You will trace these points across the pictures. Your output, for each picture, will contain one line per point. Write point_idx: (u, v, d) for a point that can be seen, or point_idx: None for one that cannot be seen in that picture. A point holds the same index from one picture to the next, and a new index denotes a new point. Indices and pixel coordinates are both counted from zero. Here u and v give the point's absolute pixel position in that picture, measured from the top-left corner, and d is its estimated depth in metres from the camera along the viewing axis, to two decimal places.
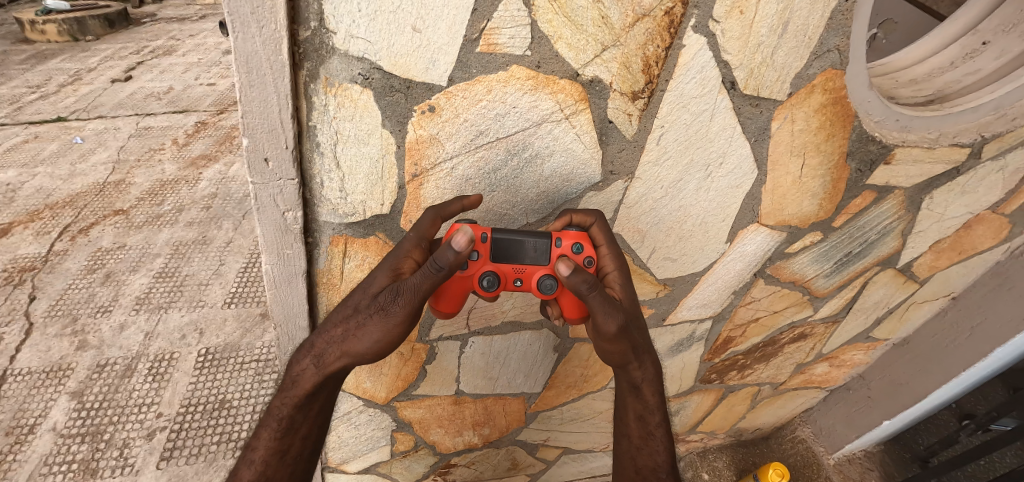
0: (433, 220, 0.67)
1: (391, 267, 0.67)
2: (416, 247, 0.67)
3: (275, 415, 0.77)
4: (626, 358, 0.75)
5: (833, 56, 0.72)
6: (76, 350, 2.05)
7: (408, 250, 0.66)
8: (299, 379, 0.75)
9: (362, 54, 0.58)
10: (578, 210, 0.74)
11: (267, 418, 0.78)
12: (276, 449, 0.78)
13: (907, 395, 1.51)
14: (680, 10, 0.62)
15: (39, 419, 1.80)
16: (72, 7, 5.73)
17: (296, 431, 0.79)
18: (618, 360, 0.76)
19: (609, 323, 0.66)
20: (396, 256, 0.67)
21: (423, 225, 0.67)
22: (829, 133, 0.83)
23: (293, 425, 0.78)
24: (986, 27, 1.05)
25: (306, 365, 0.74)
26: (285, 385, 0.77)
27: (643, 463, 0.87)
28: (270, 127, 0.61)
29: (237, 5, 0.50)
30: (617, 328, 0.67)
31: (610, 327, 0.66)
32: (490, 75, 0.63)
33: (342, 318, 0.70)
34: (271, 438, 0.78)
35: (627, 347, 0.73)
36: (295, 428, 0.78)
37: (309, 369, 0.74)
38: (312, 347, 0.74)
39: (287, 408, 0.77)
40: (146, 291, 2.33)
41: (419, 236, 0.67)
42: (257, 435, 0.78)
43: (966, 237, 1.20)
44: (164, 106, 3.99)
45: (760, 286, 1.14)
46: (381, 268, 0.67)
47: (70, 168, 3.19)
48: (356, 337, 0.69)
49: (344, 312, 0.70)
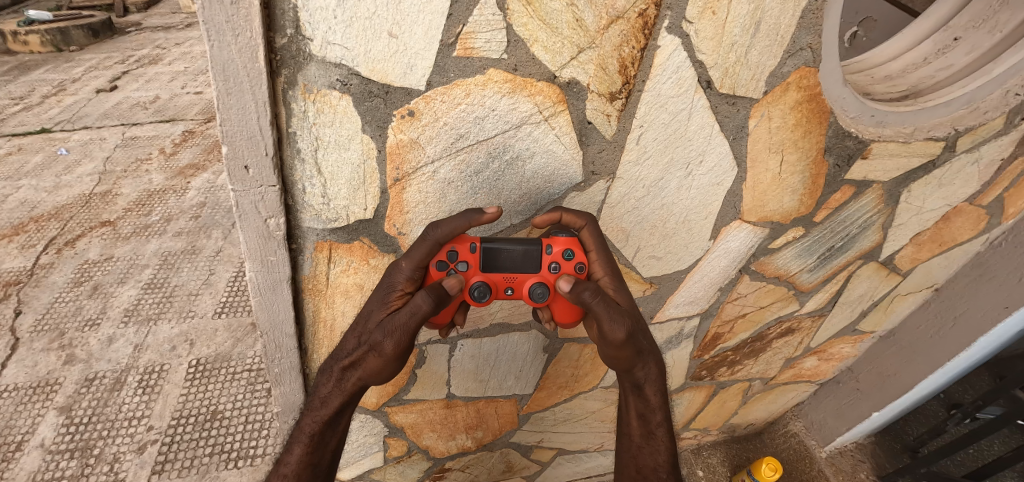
0: (430, 246, 0.65)
1: (384, 298, 0.67)
2: (410, 280, 0.66)
3: (306, 431, 0.79)
4: (632, 362, 0.75)
5: (806, 55, 0.73)
6: (63, 364, 2.02)
7: (401, 283, 0.66)
8: (328, 398, 0.76)
9: (339, 60, 0.58)
10: (569, 212, 0.74)
11: (297, 435, 0.79)
12: (309, 463, 0.79)
13: (895, 386, 1.53)
14: (653, 12, 0.63)
15: (26, 436, 1.77)
16: (54, 18, 5.66)
17: (323, 444, 0.80)
18: (625, 365, 0.75)
19: (616, 331, 0.65)
20: (388, 288, 0.67)
21: (415, 254, 0.65)
22: (806, 130, 0.85)
23: (323, 441, 0.79)
24: (958, 22, 1.08)
25: (329, 388, 0.75)
26: (314, 403, 0.79)
27: (644, 462, 0.86)
28: (249, 134, 0.61)
29: (213, 13, 0.50)
30: (626, 335, 0.66)
31: (618, 334, 0.65)
32: (468, 79, 0.64)
33: (349, 348, 0.72)
34: (305, 452, 0.78)
35: (632, 354, 0.72)
36: (325, 442, 0.80)
37: (333, 389, 0.75)
38: (330, 373, 0.75)
39: (317, 424, 0.78)
40: (134, 303, 2.30)
41: (411, 267, 0.66)
42: (289, 451, 0.79)
43: (945, 229, 1.23)
44: (151, 116, 3.96)
45: (745, 282, 1.15)
46: (376, 301, 0.68)
47: (55, 180, 3.14)
48: (363, 368, 0.70)
49: (351, 342, 0.72)
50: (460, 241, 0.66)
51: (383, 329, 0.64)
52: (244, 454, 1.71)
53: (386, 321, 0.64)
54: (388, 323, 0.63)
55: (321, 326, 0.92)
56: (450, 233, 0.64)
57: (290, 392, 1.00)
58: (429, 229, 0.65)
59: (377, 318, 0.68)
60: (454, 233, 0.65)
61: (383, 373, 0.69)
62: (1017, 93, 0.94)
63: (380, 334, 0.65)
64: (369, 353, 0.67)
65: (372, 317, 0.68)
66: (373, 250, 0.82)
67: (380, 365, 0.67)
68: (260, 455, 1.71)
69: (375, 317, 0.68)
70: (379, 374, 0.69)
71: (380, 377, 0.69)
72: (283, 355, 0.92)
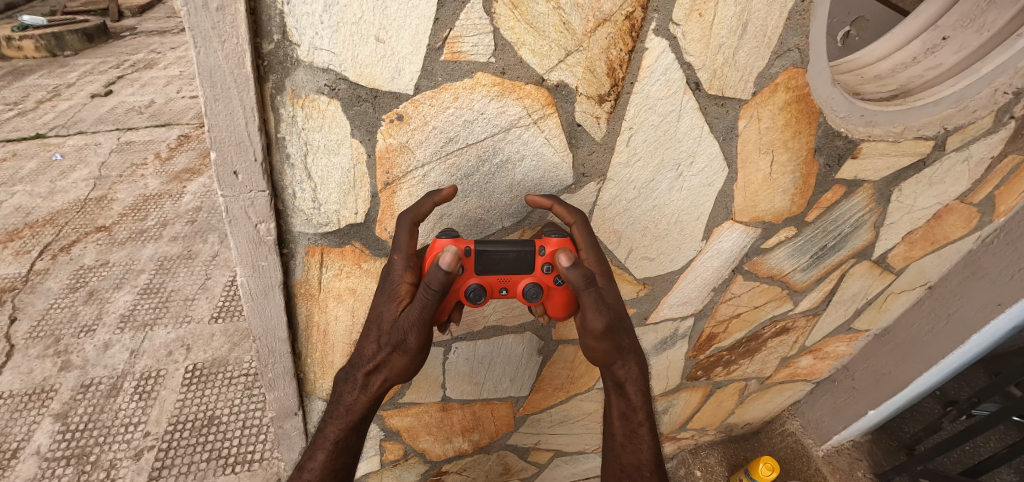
0: (410, 230, 0.67)
1: (392, 296, 0.67)
2: (409, 271, 0.67)
3: (329, 437, 0.78)
4: (610, 357, 0.76)
5: (794, 55, 0.74)
6: (59, 371, 2.01)
7: (404, 276, 0.67)
8: (353, 406, 0.76)
9: (326, 65, 0.58)
10: (565, 205, 0.72)
11: (320, 442, 0.78)
12: (333, 469, 0.78)
13: (890, 384, 1.54)
14: (640, 14, 0.63)
15: (22, 443, 1.77)
16: (49, 23, 5.63)
17: (348, 450, 0.79)
18: (603, 361, 0.78)
19: (597, 320, 0.68)
20: (392, 284, 0.67)
21: (403, 242, 0.66)
22: (796, 130, 0.85)
23: (346, 447, 0.78)
24: (946, 23, 1.09)
25: (354, 396, 0.76)
26: (337, 411, 0.78)
27: (627, 461, 0.86)
28: (238, 140, 0.61)
29: (198, 20, 0.50)
30: (603, 326, 0.69)
31: (597, 324, 0.68)
32: (456, 82, 0.64)
33: (369, 353, 0.72)
34: (328, 458, 0.77)
35: (611, 348, 0.74)
36: (350, 448, 0.79)
37: (358, 397, 0.76)
38: (353, 380, 0.75)
39: (343, 430, 0.77)
40: (130, 308, 2.29)
41: (406, 258, 0.67)
42: (311, 458, 0.78)
43: (938, 228, 1.23)
44: (146, 121, 3.95)
45: (739, 282, 1.15)
46: (385, 300, 0.68)
47: (50, 186, 3.13)
48: (390, 369, 0.71)
49: (369, 349, 0.72)
50: (455, 243, 0.65)
51: (403, 329, 0.65)
52: (241, 459, 1.71)
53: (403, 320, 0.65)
54: (405, 321, 0.64)
55: (314, 331, 0.91)
56: (422, 212, 0.67)
57: (284, 397, 1.00)
58: (403, 215, 0.68)
59: (391, 317, 0.68)
60: (425, 213, 0.68)
61: (416, 364, 0.71)
62: (1005, 91, 0.94)
63: (402, 334, 0.65)
64: (398, 355, 0.69)
65: (385, 318, 0.68)
66: (365, 254, 0.82)
67: (412, 360, 0.69)
68: (258, 459, 1.71)
69: (388, 318, 0.68)
70: (413, 368, 0.71)
71: (414, 368, 0.72)
72: (276, 359, 0.92)
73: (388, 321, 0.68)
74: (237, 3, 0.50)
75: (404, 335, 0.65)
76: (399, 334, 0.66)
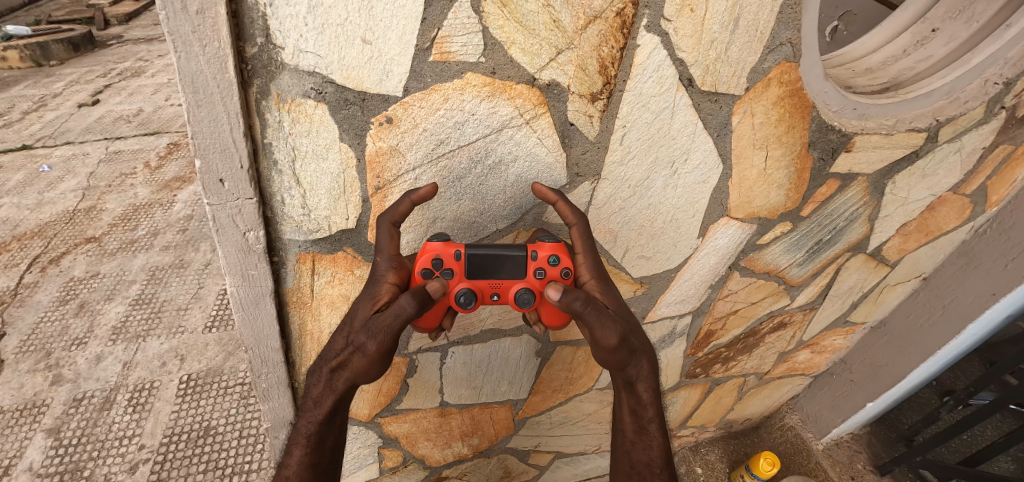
0: (391, 230, 0.65)
1: (371, 296, 0.66)
2: (393, 271, 0.66)
3: (302, 432, 0.75)
4: (623, 362, 0.75)
5: (786, 50, 0.73)
6: (50, 385, 1.98)
7: (387, 276, 0.65)
8: (321, 399, 0.73)
9: (312, 69, 0.57)
10: (568, 203, 0.71)
11: (295, 437, 0.76)
12: (310, 464, 0.76)
13: (888, 377, 1.53)
14: (631, 11, 0.62)
15: (14, 459, 1.73)
16: (33, 32, 5.54)
17: (322, 444, 0.76)
18: (616, 364, 0.75)
19: (609, 335, 0.66)
20: (374, 285, 0.66)
21: (385, 243, 0.65)
22: (790, 125, 0.85)
23: (321, 441, 0.76)
24: (934, 15, 1.09)
25: (320, 390, 0.73)
26: (307, 404, 0.76)
27: (637, 458, 0.84)
28: (223, 146, 0.59)
29: (178, 24, 0.48)
30: (618, 339, 0.67)
31: (611, 338, 0.67)
32: (446, 83, 0.63)
33: (337, 349, 0.70)
34: (305, 453, 0.75)
35: (626, 354, 0.72)
36: (323, 441, 0.76)
37: (324, 390, 0.73)
38: (319, 373, 0.72)
39: (313, 425, 0.75)
40: (122, 320, 2.26)
41: (389, 259, 0.65)
42: (288, 454, 0.76)
43: (931, 219, 1.23)
44: (135, 129, 3.89)
45: (735, 278, 1.15)
46: (363, 299, 0.67)
47: (37, 197, 3.08)
48: (351, 370, 0.68)
49: (338, 343, 0.70)
50: (445, 248, 0.64)
51: (370, 336, 0.62)
52: (238, 470, 1.68)
53: (371, 328, 0.62)
54: (374, 328, 0.62)
55: (307, 339, 0.90)
56: (400, 214, 0.65)
57: (278, 408, 0.98)
58: (382, 216, 0.66)
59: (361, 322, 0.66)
60: (404, 214, 0.66)
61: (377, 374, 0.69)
62: (996, 81, 0.95)
63: (365, 341, 0.63)
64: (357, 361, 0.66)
65: (359, 322, 0.66)
66: (357, 260, 0.80)
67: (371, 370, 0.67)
68: (254, 470, 1.68)
69: (361, 323, 0.66)
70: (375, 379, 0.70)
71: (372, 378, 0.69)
72: (270, 369, 0.90)
73: (360, 324, 0.66)
74: (217, 5, 0.48)
75: (365, 343, 0.63)
76: (363, 340, 0.63)
